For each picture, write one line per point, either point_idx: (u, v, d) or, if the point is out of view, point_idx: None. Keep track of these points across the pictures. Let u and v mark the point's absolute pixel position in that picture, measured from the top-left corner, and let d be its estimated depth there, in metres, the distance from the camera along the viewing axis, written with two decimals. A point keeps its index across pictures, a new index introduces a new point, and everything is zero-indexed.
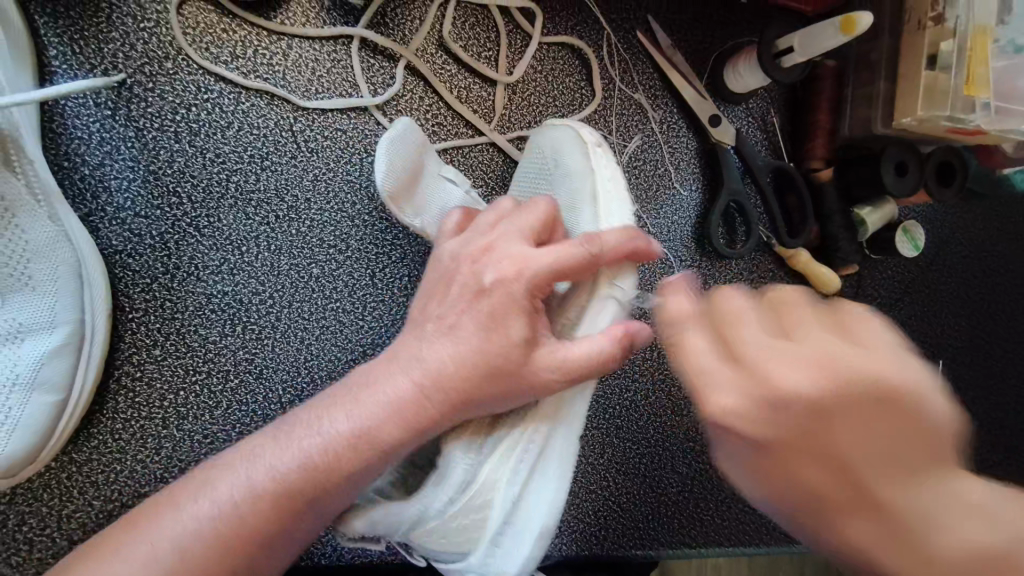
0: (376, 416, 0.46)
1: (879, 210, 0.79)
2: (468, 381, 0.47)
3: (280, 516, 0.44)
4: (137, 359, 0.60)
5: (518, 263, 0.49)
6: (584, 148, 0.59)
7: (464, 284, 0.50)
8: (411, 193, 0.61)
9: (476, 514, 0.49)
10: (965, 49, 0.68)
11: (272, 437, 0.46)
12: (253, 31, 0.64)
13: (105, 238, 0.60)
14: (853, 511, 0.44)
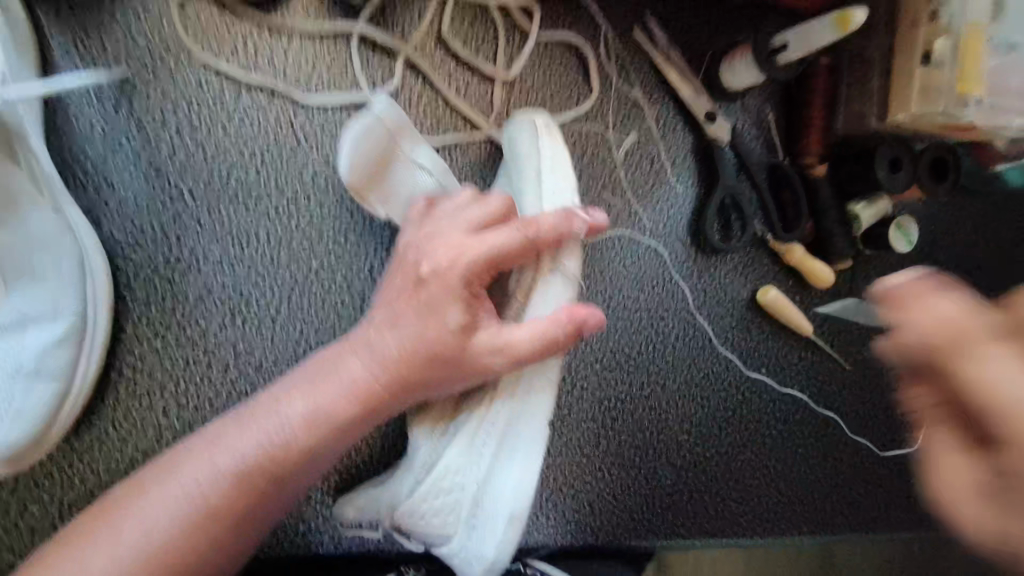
0: (330, 398, 0.53)
1: (873, 206, 0.80)
2: (414, 360, 0.54)
3: (248, 496, 0.51)
4: (138, 350, 0.61)
5: (454, 253, 0.56)
6: (534, 133, 0.63)
7: (409, 269, 0.57)
8: (380, 183, 0.63)
9: (456, 495, 0.56)
10: (959, 48, 0.70)
11: (233, 424, 0.53)
12: (254, 27, 0.65)
13: (107, 231, 0.61)
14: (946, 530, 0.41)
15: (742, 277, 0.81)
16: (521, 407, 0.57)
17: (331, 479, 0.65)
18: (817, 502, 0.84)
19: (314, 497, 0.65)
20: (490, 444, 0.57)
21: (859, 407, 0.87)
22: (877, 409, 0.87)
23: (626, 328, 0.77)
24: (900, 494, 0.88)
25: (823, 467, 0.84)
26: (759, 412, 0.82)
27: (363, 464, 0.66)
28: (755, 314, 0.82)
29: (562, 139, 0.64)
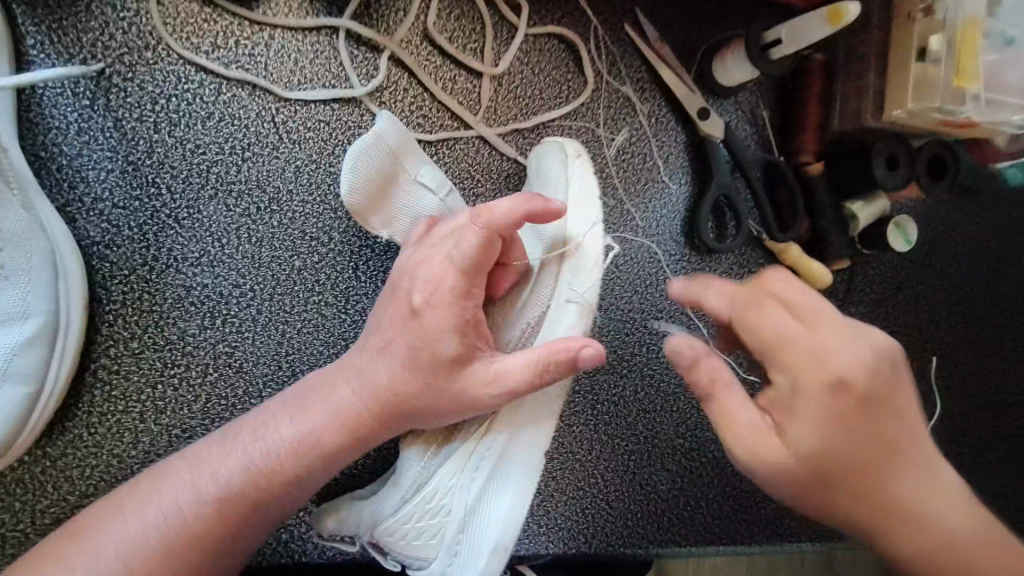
0: (319, 421, 0.52)
1: (872, 205, 0.77)
2: (405, 390, 0.52)
3: (229, 520, 0.49)
4: (114, 352, 0.59)
5: (438, 277, 0.53)
6: (564, 159, 0.63)
7: (400, 299, 0.54)
8: (379, 205, 0.60)
9: (439, 518, 0.56)
10: (954, 44, 0.68)
11: (217, 444, 0.51)
12: (235, 22, 0.63)
13: (82, 229, 0.59)
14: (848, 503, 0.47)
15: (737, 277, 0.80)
16: (517, 435, 0.56)
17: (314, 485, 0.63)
18: None
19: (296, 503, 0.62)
20: (478, 472, 0.56)
21: None
22: None
23: (619, 330, 0.75)
24: None
25: None
26: None
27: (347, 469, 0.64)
28: None
29: (592, 169, 0.64)
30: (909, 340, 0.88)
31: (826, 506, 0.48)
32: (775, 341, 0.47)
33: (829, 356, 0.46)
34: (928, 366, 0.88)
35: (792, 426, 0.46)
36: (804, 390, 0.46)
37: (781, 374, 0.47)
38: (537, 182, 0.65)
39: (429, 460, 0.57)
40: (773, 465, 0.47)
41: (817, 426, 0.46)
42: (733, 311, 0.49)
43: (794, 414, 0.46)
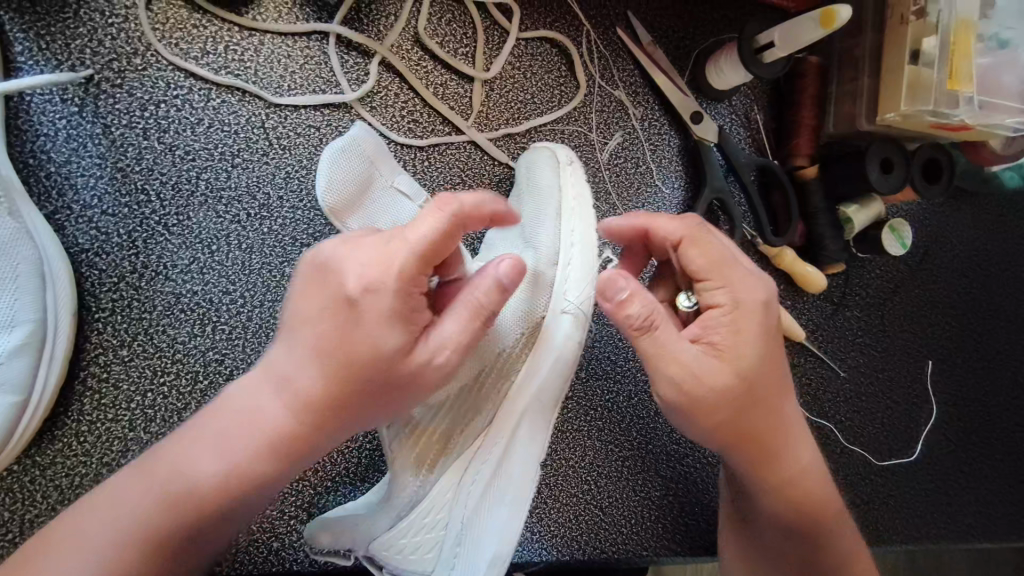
0: (241, 442, 0.46)
1: (866, 210, 0.78)
2: (335, 397, 0.46)
3: (155, 559, 0.45)
4: (103, 360, 0.59)
5: (382, 265, 0.45)
6: (557, 168, 0.64)
7: (324, 294, 0.46)
8: (357, 205, 0.60)
9: (435, 530, 0.54)
10: (948, 44, 0.67)
11: (135, 480, 0.47)
12: (225, 27, 0.63)
13: (71, 236, 0.59)
14: (750, 419, 0.53)
15: None
16: (514, 444, 0.57)
17: (305, 492, 0.63)
18: None
19: (288, 512, 0.62)
20: (474, 485, 0.56)
21: (853, 414, 0.84)
22: (872, 418, 0.85)
23: (612, 335, 0.75)
24: (898, 504, 0.85)
25: None
26: None
27: (339, 477, 0.64)
28: None
29: (584, 177, 0.65)
30: (905, 343, 0.87)
31: (733, 424, 0.53)
32: (719, 266, 0.53)
33: (756, 281, 0.53)
34: (924, 370, 0.88)
35: (726, 343, 0.51)
36: (745, 308, 0.52)
37: (726, 293, 0.52)
38: (529, 192, 0.64)
39: (426, 475, 0.57)
40: (710, 381, 0.50)
41: (752, 344, 0.52)
42: (685, 235, 0.53)
43: (735, 334, 0.52)
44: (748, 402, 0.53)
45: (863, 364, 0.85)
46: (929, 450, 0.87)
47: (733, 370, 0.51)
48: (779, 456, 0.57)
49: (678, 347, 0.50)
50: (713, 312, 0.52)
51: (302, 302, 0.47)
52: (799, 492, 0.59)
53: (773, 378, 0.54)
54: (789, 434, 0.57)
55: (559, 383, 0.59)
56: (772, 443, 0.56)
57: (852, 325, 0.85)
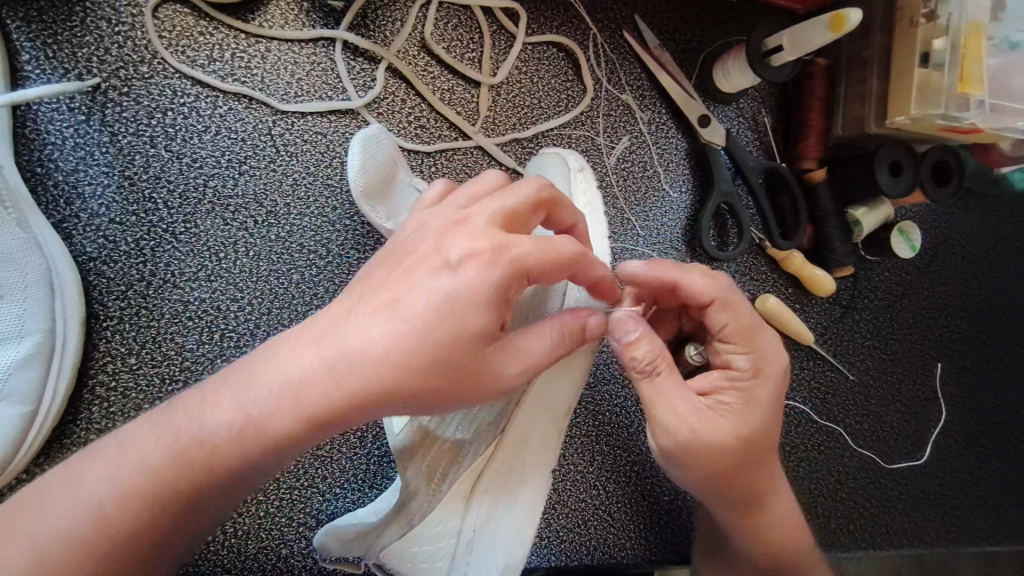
0: (265, 393, 0.40)
1: (874, 211, 0.77)
2: (398, 370, 0.40)
3: (162, 512, 0.40)
4: (111, 368, 0.58)
5: (496, 246, 0.42)
6: (567, 173, 0.64)
7: (422, 257, 0.43)
8: (386, 194, 0.59)
9: (446, 541, 0.56)
10: (959, 47, 0.67)
11: (154, 418, 0.41)
12: (231, 34, 0.63)
13: (79, 245, 0.59)
14: (739, 478, 0.54)
15: (740, 285, 0.79)
16: (523, 453, 0.57)
17: (314, 498, 0.63)
18: (821, 518, 0.81)
19: (297, 519, 0.62)
20: (484, 497, 0.56)
21: (863, 417, 0.84)
22: (882, 421, 0.85)
23: None
24: (908, 507, 0.85)
25: (827, 482, 0.81)
26: None
27: (347, 484, 0.64)
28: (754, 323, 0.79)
29: (595, 181, 0.65)
30: (915, 345, 0.87)
31: (725, 478, 0.53)
32: (747, 333, 0.54)
33: (775, 350, 0.55)
34: (934, 373, 0.87)
35: (734, 405, 0.53)
36: (760, 376, 0.53)
37: (746, 359, 0.54)
38: None
39: (437, 486, 0.54)
40: (714, 439, 0.51)
41: (760, 411, 0.53)
42: (719, 297, 0.53)
43: (745, 400, 0.53)
44: (745, 461, 0.53)
45: (873, 367, 0.85)
46: (939, 453, 0.87)
47: (738, 432, 0.52)
48: (766, 506, 0.58)
49: (688, 406, 0.51)
50: (731, 376, 0.54)
51: (389, 266, 0.43)
52: (783, 545, 0.60)
53: (771, 437, 0.55)
54: (776, 487, 0.58)
55: (572, 388, 0.59)
56: (760, 496, 0.57)
57: (861, 328, 0.84)
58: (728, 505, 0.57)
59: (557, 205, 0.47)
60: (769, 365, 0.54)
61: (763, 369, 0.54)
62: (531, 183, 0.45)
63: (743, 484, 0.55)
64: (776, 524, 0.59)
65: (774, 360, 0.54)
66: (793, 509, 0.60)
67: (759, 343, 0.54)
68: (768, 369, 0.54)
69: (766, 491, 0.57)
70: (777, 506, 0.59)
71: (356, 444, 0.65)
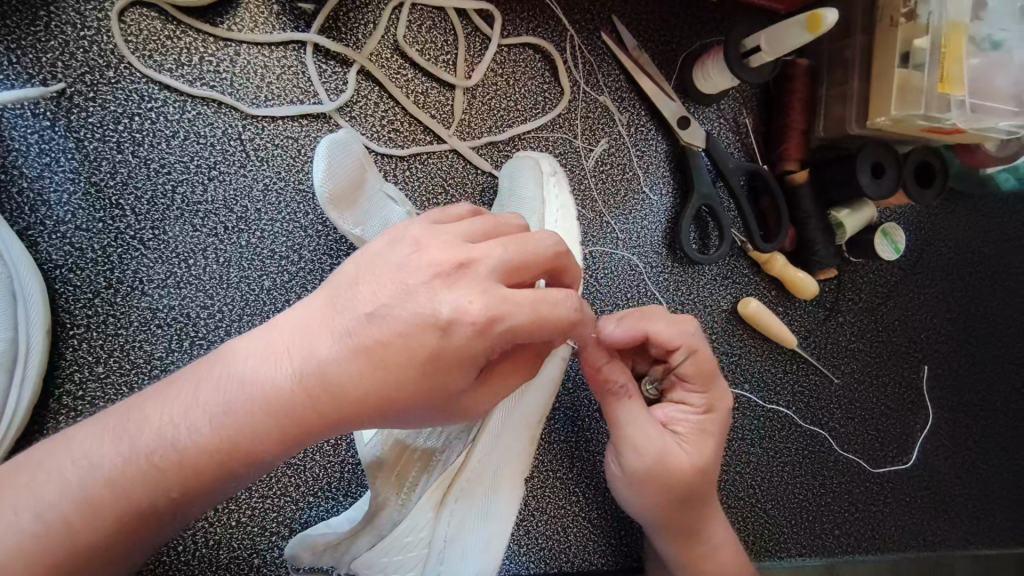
0: (242, 415, 0.37)
1: (857, 212, 0.76)
2: (384, 391, 0.38)
3: (131, 530, 0.38)
4: (78, 377, 0.57)
5: (490, 310, 0.37)
6: (539, 177, 0.63)
7: (414, 292, 0.38)
8: (353, 201, 0.58)
9: (417, 549, 0.53)
10: (940, 47, 0.66)
11: (111, 433, 0.37)
12: (199, 37, 0.62)
13: (44, 253, 0.58)
14: (683, 508, 0.56)
15: (723, 288, 0.78)
16: (497, 462, 0.56)
17: (287, 507, 0.62)
18: (806, 522, 0.80)
19: (270, 528, 0.61)
20: (457, 507, 0.54)
21: (848, 421, 0.83)
22: (867, 425, 0.84)
23: None
24: (895, 511, 0.84)
25: (812, 486, 0.80)
26: (747, 425, 0.78)
27: (321, 492, 0.63)
28: (737, 326, 0.78)
29: (567, 187, 0.65)
30: (901, 347, 0.86)
31: (673, 504, 0.55)
32: (709, 373, 0.56)
33: (726, 391, 0.58)
34: (920, 375, 0.86)
35: (689, 435, 0.55)
36: (713, 414, 0.56)
37: (702, 397, 0.56)
38: (512, 202, 0.64)
39: (407, 495, 0.54)
40: (670, 467, 0.53)
41: (711, 446, 0.55)
42: (683, 344, 0.55)
43: (700, 432, 0.55)
44: (693, 492, 0.55)
45: (858, 370, 0.84)
46: (925, 456, 0.86)
47: (691, 462, 0.54)
48: (706, 537, 0.59)
49: (649, 431, 0.54)
50: (687, 410, 0.56)
51: (376, 277, 0.39)
52: None
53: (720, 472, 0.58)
54: (720, 519, 0.60)
55: (544, 400, 0.58)
56: (704, 529, 0.59)
57: (846, 330, 0.83)
58: (674, 532, 0.58)
59: (567, 270, 0.43)
60: (722, 403, 0.57)
61: (715, 408, 0.56)
62: (548, 240, 0.41)
63: (686, 513, 0.56)
64: (712, 558, 0.60)
65: (725, 400, 0.57)
66: (730, 545, 0.61)
67: (714, 382, 0.57)
68: (720, 407, 0.57)
69: (707, 522, 0.58)
70: (714, 539, 0.60)
71: (330, 452, 0.64)
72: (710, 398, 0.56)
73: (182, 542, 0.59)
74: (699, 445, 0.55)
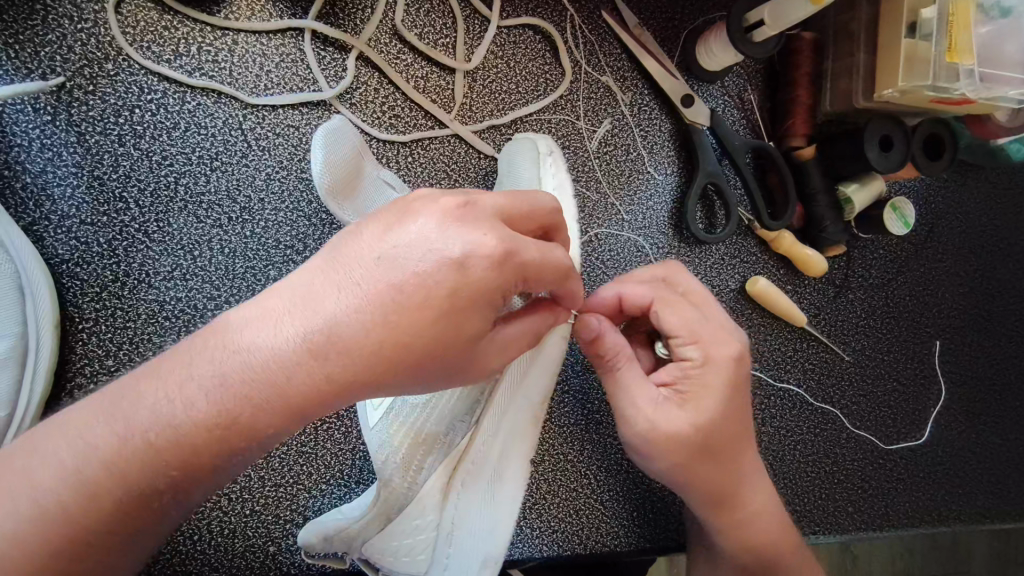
0: (241, 387, 0.37)
1: (867, 187, 0.75)
2: (393, 345, 0.37)
3: (132, 514, 0.37)
4: (89, 370, 0.58)
5: (505, 242, 0.38)
6: (539, 159, 0.63)
7: (424, 235, 0.38)
8: (353, 190, 0.58)
9: (426, 532, 0.53)
10: (948, 15, 0.65)
11: (105, 414, 0.37)
12: (197, 27, 0.62)
13: (50, 248, 0.58)
14: (697, 465, 0.54)
15: (730, 268, 0.77)
16: (502, 441, 0.54)
17: (299, 496, 0.62)
18: (819, 501, 0.79)
19: (283, 516, 0.62)
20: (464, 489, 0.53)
21: (859, 398, 0.82)
22: (879, 402, 0.83)
23: None
24: (908, 488, 0.83)
25: (824, 464, 0.80)
26: (756, 406, 0.78)
27: (333, 480, 0.63)
28: (746, 306, 0.77)
29: (565, 168, 0.64)
30: (912, 322, 0.85)
31: (683, 464, 0.54)
32: (693, 330, 0.55)
33: (725, 339, 0.55)
34: (932, 351, 0.85)
35: (689, 391, 0.53)
36: (712, 366, 0.54)
37: (697, 350, 0.54)
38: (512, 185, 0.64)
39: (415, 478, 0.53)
40: (667, 427, 0.52)
41: (712, 399, 0.53)
42: (653, 301, 0.56)
43: (697, 386, 0.53)
44: (695, 455, 0.53)
45: (868, 346, 0.83)
46: (938, 432, 0.85)
47: (689, 419, 0.52)
48: (735, 487, 0.58)
49: (642, 394, 0.53)
50: (685, 365, 0.54)
51: (381, 223, 0.39)
52: (760, 518, 0.60)
53: (734, 431, 0.55)
54: (750, 480, 0.59)
55: (548, 382, 0.56)
56: (731, 479, 0.57)
57: (855, 307, 0.83)
58: (699, 496, 0.57)
59: (559, 230, 0.45)
60: (721, 355, 0.54)
61: (714, 360, 0.54)
62: (548, 199, 0.43)
63: (703, 469, 0.55)
64: (745, 503, 0.59)
65: (725, 354, 0.54)
66: (763, 489, 0.60)
67: (708, 335, 0.55)
68: (720, 359, 0.54)
69: (735, 472, 0.57)
70: (742, 486, 0.58)
71: (341, 440, 0.64)
72: (705, 350, 0.54)
73: (197, 531, 0.60)
74: (696, 399, 0.53)
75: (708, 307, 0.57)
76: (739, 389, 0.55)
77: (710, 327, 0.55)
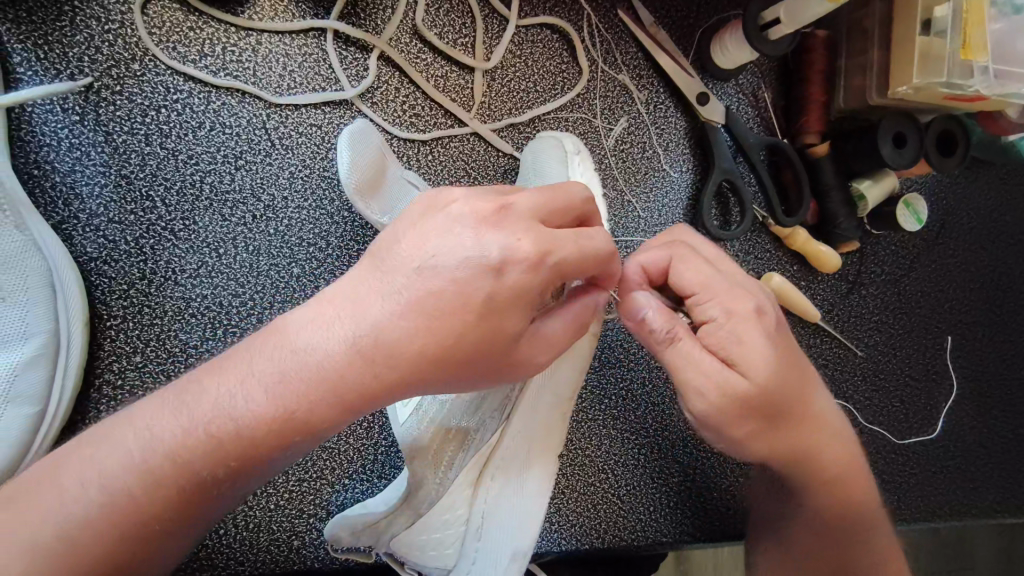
0: (301, 385, 0.37)
1: (880, 183, 0.75)
2: (442, 343, 0.38)
3: (190, 503, 0.38)
4: (118, 367, 0.58)
5: (544, 245, 0.38)
6: (565, 158, 0.64)
7: (461, 241, 0.39)
8: (377, 189, 0.59)
9: (455, 527, 0.54)
10: (961, 12, 0.65)
11: (170, 408, 0.38)
12: (222, 28, 0.63)
13: (79, 246, 0.59)
14: (786, 417, 0.52)
15: (744, 265, 0.78)
16: (528, 437, 0.55)
17: (323, 491, 0.63)
18: None
19: (307, 510, 0.63)
20: (492, 484, 0.54)
21: (872, 393, 0.83)
22: (891, 397, 0.84)
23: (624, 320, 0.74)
24: (921, 483, 0.84)
25: None
26: None
27: (356, 474, 0.64)
28: None
29: (592, 167, 0.65)
30: (925, 317, 0.86)
31: (759, 422, 0.51)
32: (704, 283, 0.50)
33: (741, 289, 0.51)
34: (943, 348, 0.86)
35: (732, 349, 0.49)
36: (738, 318, 0.49)
37: (719, 306, 0.50)
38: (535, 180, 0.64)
39: (445, 474, 0.53)
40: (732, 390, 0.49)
41: (765, 353, 0.49)
42: (668, 260, 0.51)
43: (736, 341, 0.49)
44: (747, 409, 0.49)
45: (881, 342, 0.84)
46: (950, 426, 0.86)
47: (746, 379, 0.48)
48: (820, 435, 0.56)
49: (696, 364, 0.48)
50: (712, 326, 0.50)
51: (419, 221, 0.40)
52: (840, 465, 0.58)
53: (789, 383, 0.50)
54: (823, 426, 0.56)
55: (574, 376, 0.56)
56: (813, 427, 0.55)
57: (868, 303, 0.83)
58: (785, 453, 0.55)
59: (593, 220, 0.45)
60: (742, 303, 0.50)
61: (737, 310, 0.49)
62: (581, 191, 0.43)
63: (791, 419, 0.53)
64: (828, 452, 0.57)
65: (748, 304, 0.50)
66: (840, 429, 0.58)
67: (721, 288, 0.50)
68: (741, 306, 0.50)
69: (817, 416, 0.55)
70: (824, 432, 0.56)
71: (363, 435, 0.65)
72: (731, 301, 0.50)
73: (223, 526, 0.60)
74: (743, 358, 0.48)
75: (717, 260, 0.53)
76: (780, 333, 0.51)
77: (721, 277, 0.50)
